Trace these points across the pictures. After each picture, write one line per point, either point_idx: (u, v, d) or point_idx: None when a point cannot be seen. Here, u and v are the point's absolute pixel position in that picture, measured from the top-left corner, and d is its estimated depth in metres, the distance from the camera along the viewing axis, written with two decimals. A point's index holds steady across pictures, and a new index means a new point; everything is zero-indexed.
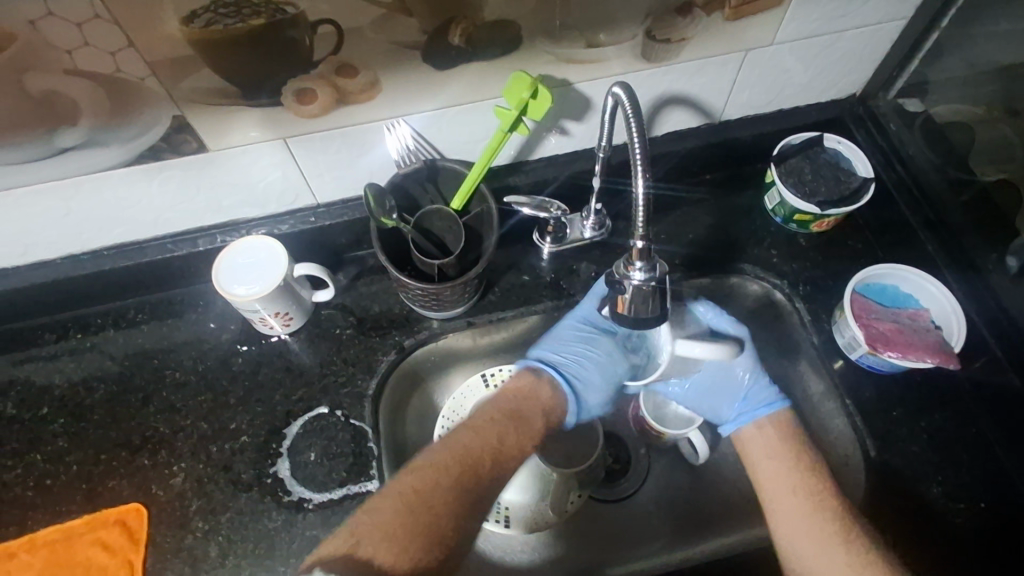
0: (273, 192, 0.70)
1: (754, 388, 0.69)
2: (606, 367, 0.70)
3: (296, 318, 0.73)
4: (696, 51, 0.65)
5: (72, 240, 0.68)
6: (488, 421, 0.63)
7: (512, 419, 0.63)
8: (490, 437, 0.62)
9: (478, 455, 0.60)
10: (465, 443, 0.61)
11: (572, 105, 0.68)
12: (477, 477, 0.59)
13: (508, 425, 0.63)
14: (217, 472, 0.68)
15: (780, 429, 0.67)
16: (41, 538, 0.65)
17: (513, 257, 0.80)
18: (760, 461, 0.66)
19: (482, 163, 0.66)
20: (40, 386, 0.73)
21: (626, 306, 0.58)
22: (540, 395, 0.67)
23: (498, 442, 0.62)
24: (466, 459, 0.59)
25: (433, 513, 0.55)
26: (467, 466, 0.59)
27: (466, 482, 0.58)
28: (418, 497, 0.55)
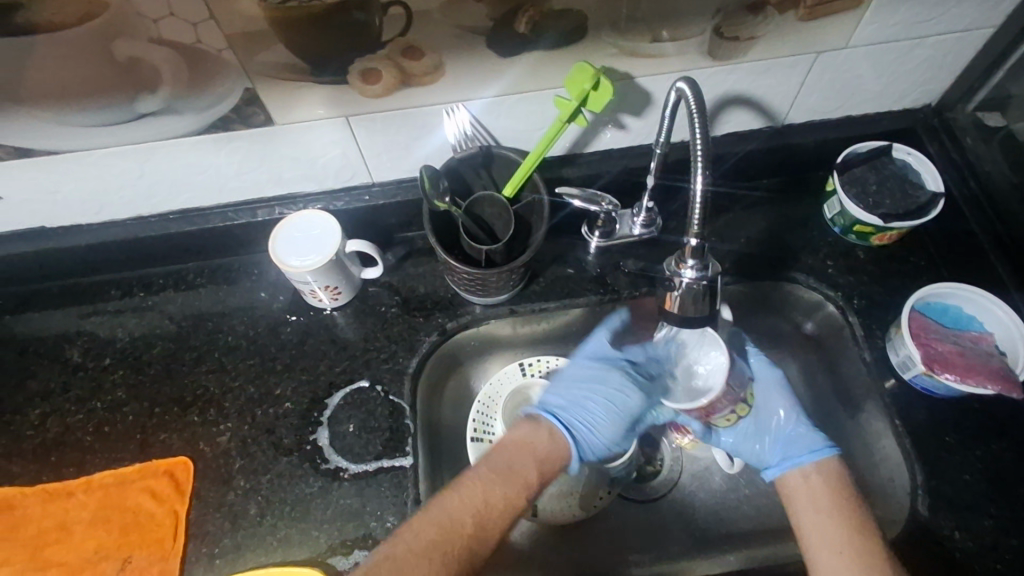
0: (332, 168, 0.72)
1: (799, 431, 0.68)
2: (613, 399, 0.69)
3: (344, 293, 0.75)
4: (764, 50, 0.63)
5: (143, 201, 0.72)
6: (501, 476, 0.60)
7: (495, 481, 0.60)
8: (486, 499, 0.59)
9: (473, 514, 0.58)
10: (446, 506, 0.58)
11: (632, 99, 0.68)
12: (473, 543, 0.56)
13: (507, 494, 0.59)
14: (261, 434, 0.70)
15: (827, 479, 0.63)
16: (96, 481, 0.68)
17: (560, 250, 0.80)
18: (803, 513, 0.62)
19: (537, 153, 0.66)
20: (104, 339, 0.77)
21: (675, 304, 0.57)
22: (533, 442, 0.64)
23: (491, 503, 0.58)
24: (460, 525, 0.57)
25: (440, 528, 0.56)
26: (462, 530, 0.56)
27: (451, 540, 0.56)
28: (433, 533, 0.56)
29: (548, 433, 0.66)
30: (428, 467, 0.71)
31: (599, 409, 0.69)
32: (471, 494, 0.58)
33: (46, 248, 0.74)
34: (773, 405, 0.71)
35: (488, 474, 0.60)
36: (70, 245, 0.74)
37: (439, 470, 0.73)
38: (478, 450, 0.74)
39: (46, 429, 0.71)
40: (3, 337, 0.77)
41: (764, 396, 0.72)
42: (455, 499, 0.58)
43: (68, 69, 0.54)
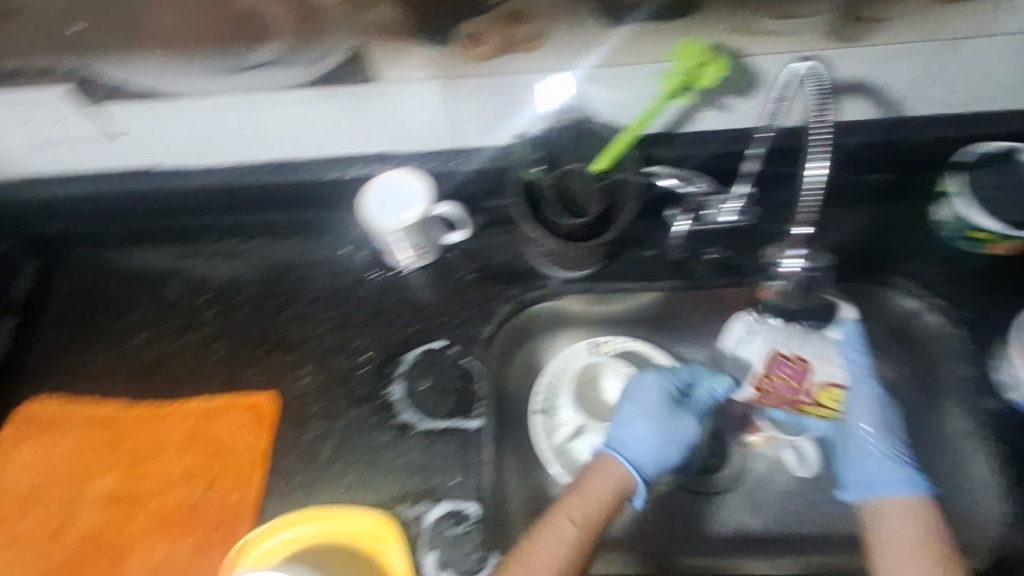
0: (424, 132, 0.73)
1: (885, 452, 0.65)
2: (639, 401, 0.70)
3: (426, 255, 0.77)
4: (889, 35, 0.60)
5: (245, 150, 0.76)
6: (560, 532, 0.60)
7: (563, 526, 0.60)
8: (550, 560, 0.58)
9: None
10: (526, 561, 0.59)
11: (737, 81, 0.65)
12: None
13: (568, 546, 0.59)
14: (337, 382, 0.73)
15: (913, 517, 0.60)
16: (189, 407, 0.73)
17: (642, 231, 0.79)
18: (890, 559, 0.58)
19: (636, 126, 0.66)
20: (200, 278, 0.81)
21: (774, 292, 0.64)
22: (579, 486, 0.63)
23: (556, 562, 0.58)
24: None
25: None
26: None
27: None
28: None
29: (597, 462, 0.66)
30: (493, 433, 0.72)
31: (632, 417, 0.69)
32: (546, 543, 0.59)
33: (157, 187, 0.79)
34: (862, 416, 0.68)
35: (543, 535, 0.60)
36: (178, 187, 0.79)
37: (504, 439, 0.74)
38: (543, 423, 0.74)
39: (145, 356, 0.77)
40: (111, 268, 0.83)
41: (852, 402, 0.70)
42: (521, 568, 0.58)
43: (193, 16, 0.57)
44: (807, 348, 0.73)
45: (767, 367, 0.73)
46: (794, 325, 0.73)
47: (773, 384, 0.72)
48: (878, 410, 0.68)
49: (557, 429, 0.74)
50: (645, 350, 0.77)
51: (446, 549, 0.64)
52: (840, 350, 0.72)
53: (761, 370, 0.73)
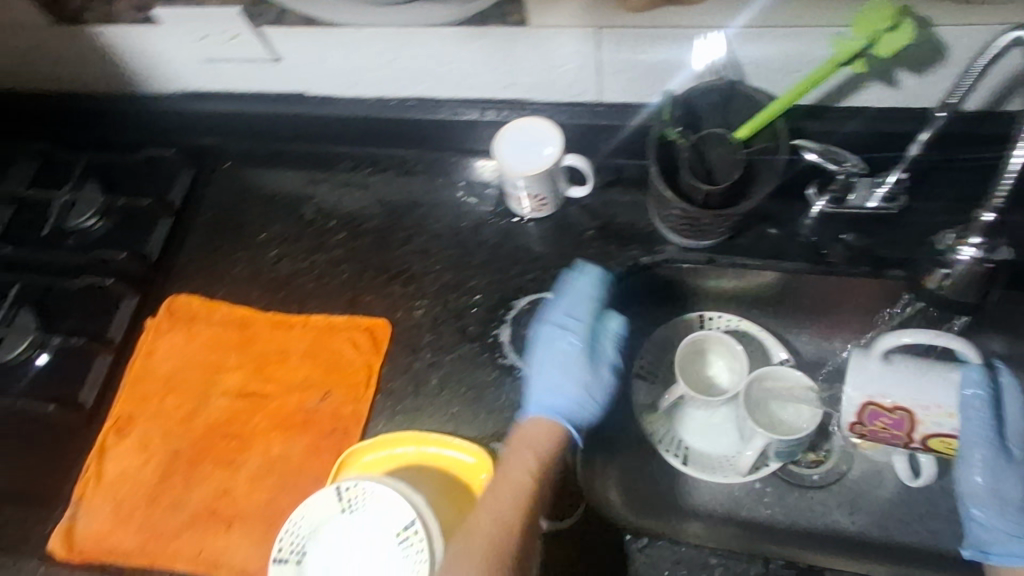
0: (565, 81, 0.73)
1: (1003, 518, 0.60)
2: (587, 372, 0.69)
3: (548, 207, 0.78)
4: None
5: (388, 83, 0.78)
6: (510, 482, 0.62)
7: (518, 474, 0.62)
8: (504, 517, 0.59)
9: (502, 529, 0.59)
10: (490, 511, 0.60)
11: (920, 51, 0.60)
12: (506, 547, 0.58)
13: (514, 492, 0.61)
14: (451, 317, 0.76)
15: None
16: (313, 321, 0.78)
17: (776, 208, 0.75)
18: None
19: (792, 95, 0.61)
20: (331, 204, 0.86)
21: (938, 281, 0.61)
22: (521, 439, 0.66)
23: (510, 514, 0.60)
24: (492, 539, 0.58)
25: (476, 546, 0.58)
26: (500, 545, 0.58)
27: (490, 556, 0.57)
28: (468, 550, 0.58)
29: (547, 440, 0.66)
30: None
31: (550, 369, 0.69)
32: (506, 491, 0.61)
33: (303, 112, 0.83)
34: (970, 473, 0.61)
35: (495, 486, 0.62)
36: (323, 114, 0.83)
37: (602, 395, 0.74)
38: (643, 387, 0.75)
39: (279, 269, 0.83)
40: (253, 185, 0.89)
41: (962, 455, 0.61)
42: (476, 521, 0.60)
43: None
44: (914, 397, 0.59)
45: (863, 417, 0.61)
46: (903, 365, 0.60)
47: (871, 432, 0.62)
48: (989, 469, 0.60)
49: (654, 396, 0.75)
50: (754, 331, 0.75)
51: None
52: (956, 397, 0.59)
53: (855, 422, 0.61)
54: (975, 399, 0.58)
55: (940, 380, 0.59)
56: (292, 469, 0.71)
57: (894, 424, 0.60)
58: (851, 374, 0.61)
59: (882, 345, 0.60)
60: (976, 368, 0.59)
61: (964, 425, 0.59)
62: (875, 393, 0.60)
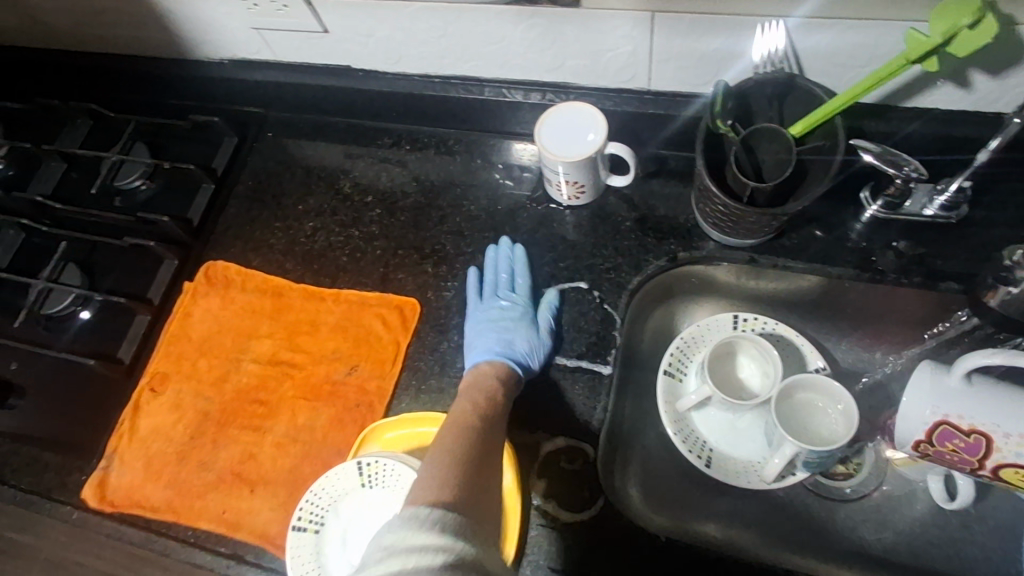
0: (615, 65, 0.70)
1: None
2: (504, 316, 0.72)
3: (587, 194, 0.76)
4: None
5: (433, 60, 0.77)
6: (463, 402, 0.63)
7: (474, 397, 0.64)
8: (457, 419, 0.60)
9: (462, 428, 0.58)
10: (451, 424, 0.59)
11: (1001, 52, 0.56)
12: (471, 438, 0.57)
13: (471, 408, 0.61)
14: (481, 300, 0.76)
15: None
16: (345, 295, 0.78)
17: (825, 210, 0.72)
18: None
19: (853, 93, 0.58)
20: (369, 179, 0.86)
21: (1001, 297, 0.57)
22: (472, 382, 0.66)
23: (463, 415, 0.60)
24: (454, 432, 0.58)
25: (444, 446, 0.56)
26: (461, 441, 0.56)
27: (459, 449, 0.55)
28: (438, 450, 0.55)
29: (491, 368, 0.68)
30: (619, 391, 0.72)
31: (490, 330, 0.71)
32: (463, 408, 0.62)
33: (346, 85, 0.82)
34: None
35: (456, 408, 0.62)
36: (366, 88, 0.82)
37: (627, 389, 0.74)
38: (668, 384, 0.72)
39: (315, 241, 0.83)
40: (295, 156, 0.90)
41: None
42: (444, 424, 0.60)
43: None
44: (994, 421, 0.52)
45: (934, 437, 0.55)
46: (989, 389, 0.53)
47: (938, 453, 0.56)
48: None
49: (680, 393, 0.73)
50: (792, 338, 0.72)
51: (556, 481, 0.67)
52: None
53: (922, 440, 0.55)
54: None
55: None
56: (316, 439, 0.72)
57: (965, 448, 0.53)
58: (923, 390, 0.55)
59: (962, 365, 0.53)
60: None
61: None
62: (950, 412, 0.53)
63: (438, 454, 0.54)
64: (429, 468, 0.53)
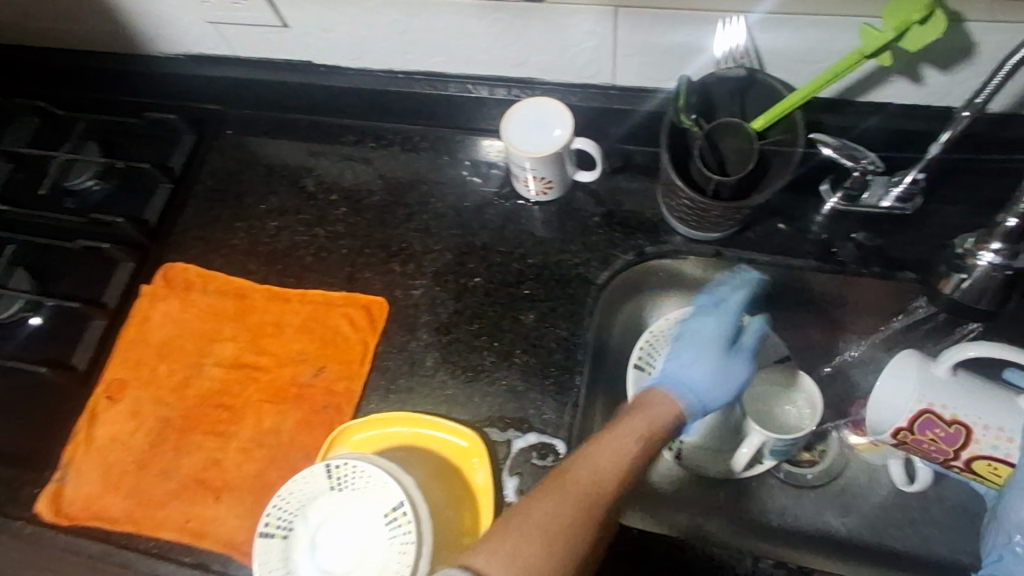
0: (580, 61, 0.70)
1: None
2: (706, 337, 0.65)
3: (554, 189, 0.76)
4: None
5: (397, 56, 0.76)
6: (626, 437, 0.53)
7: (632, 446, 0.53)
8: (601, 464, 0.51)
9: (596, 484, 0.50)
10: (580, 477, 0.50)
11: (949, 47, 0.57)
12: (591, 510, 0.48)
13: (625, 451, 0.52)
14: (450, 298, 0.75)
15: None
16: (310, 296, 0.77)
17: (786, 203, 0.73)
18: None
19: (812, 88, 0.59)
20: (334, 177, 0.84)
21: (954, 285, 0.58)
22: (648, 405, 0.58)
23: (606, 458, 0.51)
24: (580, 492, 0.49)
25: (554, 501, 0.48)
26: (578, 504, 0.48)
27: (570, 517, 0.47)
28: (549, 505, 0.48)
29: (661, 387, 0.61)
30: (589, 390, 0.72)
31: (686, 353, 0.64)
32: (608, 458, 0.52)
33: (308, 81, 0.81)
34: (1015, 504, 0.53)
35: (608, 439, 0.53)
36: (329, 84, 0.80)
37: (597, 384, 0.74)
38: (637, 378, 0.70)
39: (278, 241, 0.81)
40: (257, 154, 0.87)
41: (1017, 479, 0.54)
42: (573, 464, 0.51)
43: None
44: (974, 412, 0.55)
45: (916, 424, 0.56)
46: (968, 383, 0.56)
47: (918, 441, 0.57)
48: None
49: None
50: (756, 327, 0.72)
51: (528, 477, 0.66)
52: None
53: (905, 426, 0.57)
54: None
55: (1004, 405, 0.56)
56: (282, 443, 0.70)
57: (942, 437, 0.56)
58: (909, 377, 0.57)
59: (951, 355, 0.56)
60: None
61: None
62: (935, 401, 0.56)
63: (539, 510, 0.47)
64: (522, 534, 0.46)
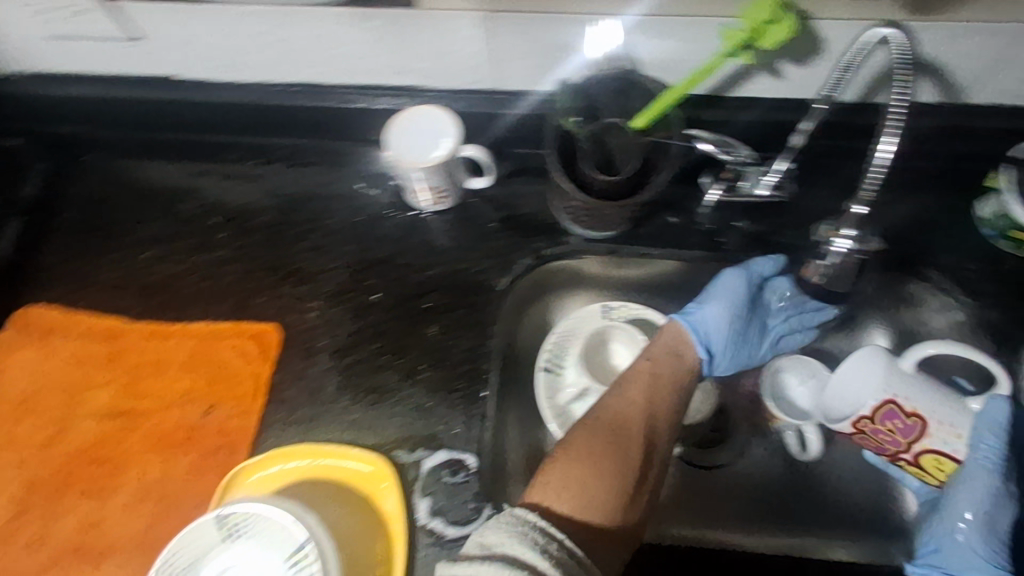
0: (462, 67, 0.69)
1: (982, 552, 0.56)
2: (726, 292, 0.68)
3: (448, 198, 0.74)
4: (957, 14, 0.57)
5: (270, 67, 0.71)
6: (642, 369, 0.63)
7: (655, 376, 0.63)
8: (629, 395, 0.61)
9: (629, 414, 0.60)
10: (614, 409, 0.60)
11: (801, 44, 0.61)
12: (629, 432, 0.59)
13: (648, 377, 0.62)
14: (349, 318, 0.72)
15: None
16: (194, 329, 0.72)
17: (674, 197, 0.76)
18: None
19: (681, 88, 0.61)
20: (214, 198, 0.78)
21: (818, 272, 0.59)
22: (659, 339, 0.66)
23: (633, 385, 0.62)
24: (616, 420, 0.60)
25: (596, 441, 0.58)
26: (617, 432, 0.59)
27: (614, 440, 0.58)
28: (590, 441, 0.58)
29: (684, 342, 0.66)
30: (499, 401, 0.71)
31: (715, 303, 0.67)
32: (636, 389, 0.62)
33: (173, 97, 0.74)
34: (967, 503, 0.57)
35: (635, 368, 0.63)
36: (197, 100, 0.75)
37: (510, 391, 0.74)
38: (547, 380, 0.71)
39: (154, 272, 0.75)
40: (125, 179, 0.80)
41: (971, 479, 0.57)
42: (607, 399, 0.61)
43: None
44: (930, 408, 0.59)
45: (878, 413, 0.59)
46: (931, 384, 0.60)
47: (876, 430, 0.60)
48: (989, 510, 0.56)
49: (559, 387, 0.71)
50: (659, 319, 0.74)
51: (442, 495, 0.64)
52: (974, 422, 0.59)
53: (869, 415, 0.59)
54: (997, 426, 0.58)
55: (957, 404, 0.60)
56: (173, 491, 0.65)
57: (900, 433, 0.59)
58: (877, 368, 0.61)
59: (917, 351, 0.62)
60: (1000, 399, 0.59)
61: (974, 450, 0.58)
62: (899, 393, 0.59)
63: (585, 448, 0.57)
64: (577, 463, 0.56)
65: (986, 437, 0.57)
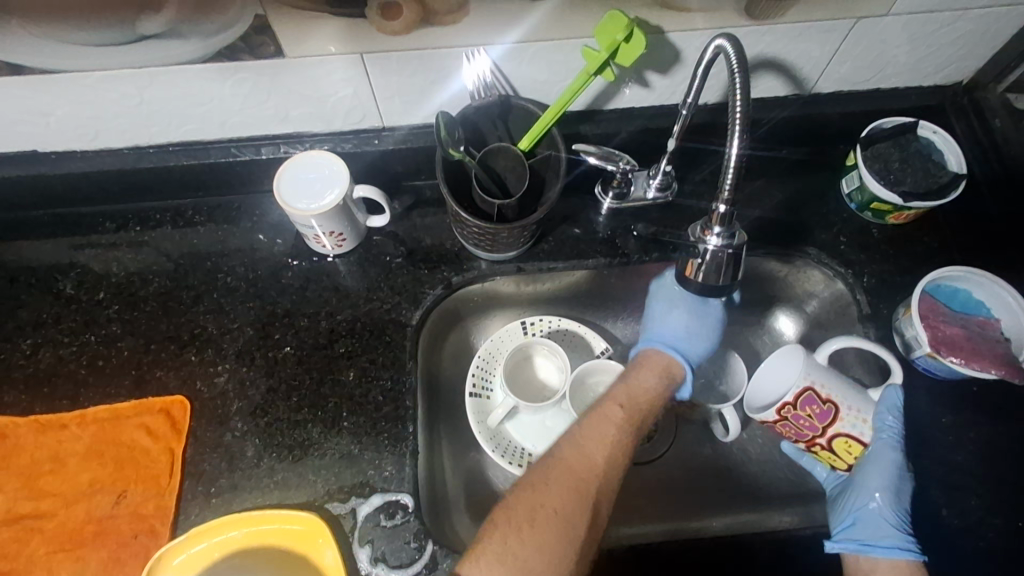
0: (341, 109, 0.69)
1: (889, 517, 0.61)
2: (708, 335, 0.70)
3: (349, 240, 0.73)
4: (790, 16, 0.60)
5: (140, 131, 0.69)
6: (608, 421, 0.62)
7: (619, 428, 0.61)
8: (589, 447, 0.60)
9: (589, 471, 0.58)
10: (573, 461, 0.58)
11: (660, 55, 0.65)
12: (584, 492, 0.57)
13: (614, 428, 0.61)
14: (260, 376, 0.69)
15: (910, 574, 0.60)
16: (91, 414, 0.68)
17: (571, 209, 0.78)
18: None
19: (556, 108, 0.63)
20: (98, 272, 0.74)
21: (697, 271, 0.61)
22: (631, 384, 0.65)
23: (594, 438, 0.60)
24: (571, 477, 0.57)
25: (551, 501, 0.55)
26: (571, 490, 0.56)
27: (566, 500, 0.56)
28: (541, 497, 0.55)
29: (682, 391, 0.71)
30: (428, 434, 0.70)
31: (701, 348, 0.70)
32: (598, 442, 0.60)
33: (37, 172, 0.70)
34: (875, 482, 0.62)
35: (598, 420, 0.62)
36: (64, 172, 0.70)
37: (438, 423, 0.73)
38: (478, 405, 0.73)
39: (38, 359, 0.70)
40: None
41: (875, 454, 0.63)
42: (566, 452, 0.59)
43: None
44: (842, 394, 0.63)
45: (799, 400, 0.62)
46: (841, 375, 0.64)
47: (797, 417, 0.62)
48: (891, 483, 0.62)
49: (490, 410, 0.74)
50: (575, 327, 0.78)
51: (379, 542, 0.62)
52: (879, 410, 0.63)
53: (791, 401, 0.62)
54: (894, 409, 0.63)
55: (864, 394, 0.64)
56: None
57: (818, 417, 0.62)
58: (797, 361, 0.64)
59: (824, 348, 0.65)
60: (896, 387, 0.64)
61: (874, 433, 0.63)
62: (817, 380, 0.62)
63: (534, 506, 0.55)
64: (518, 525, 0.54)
65: (886, 417, 0.63)
